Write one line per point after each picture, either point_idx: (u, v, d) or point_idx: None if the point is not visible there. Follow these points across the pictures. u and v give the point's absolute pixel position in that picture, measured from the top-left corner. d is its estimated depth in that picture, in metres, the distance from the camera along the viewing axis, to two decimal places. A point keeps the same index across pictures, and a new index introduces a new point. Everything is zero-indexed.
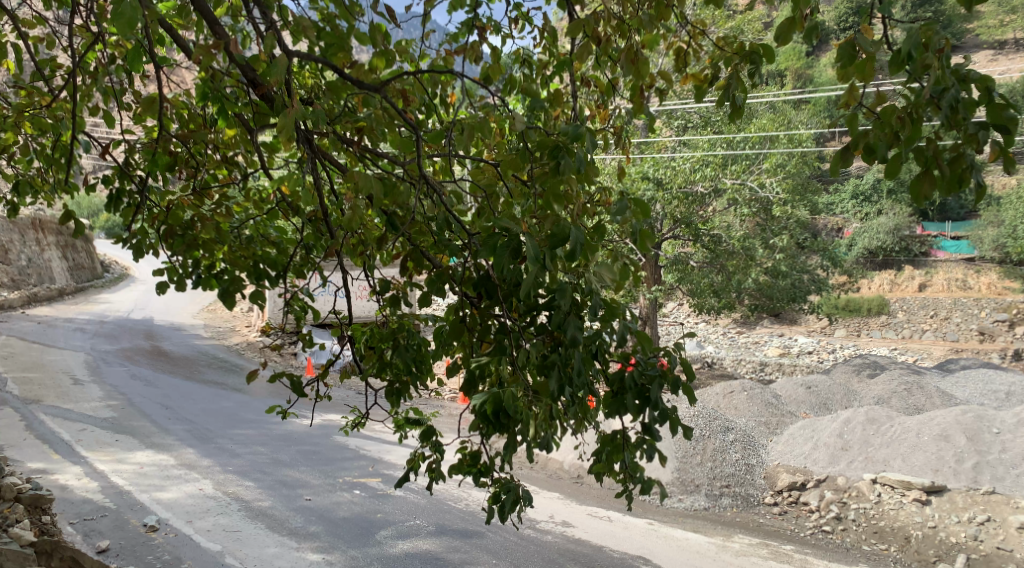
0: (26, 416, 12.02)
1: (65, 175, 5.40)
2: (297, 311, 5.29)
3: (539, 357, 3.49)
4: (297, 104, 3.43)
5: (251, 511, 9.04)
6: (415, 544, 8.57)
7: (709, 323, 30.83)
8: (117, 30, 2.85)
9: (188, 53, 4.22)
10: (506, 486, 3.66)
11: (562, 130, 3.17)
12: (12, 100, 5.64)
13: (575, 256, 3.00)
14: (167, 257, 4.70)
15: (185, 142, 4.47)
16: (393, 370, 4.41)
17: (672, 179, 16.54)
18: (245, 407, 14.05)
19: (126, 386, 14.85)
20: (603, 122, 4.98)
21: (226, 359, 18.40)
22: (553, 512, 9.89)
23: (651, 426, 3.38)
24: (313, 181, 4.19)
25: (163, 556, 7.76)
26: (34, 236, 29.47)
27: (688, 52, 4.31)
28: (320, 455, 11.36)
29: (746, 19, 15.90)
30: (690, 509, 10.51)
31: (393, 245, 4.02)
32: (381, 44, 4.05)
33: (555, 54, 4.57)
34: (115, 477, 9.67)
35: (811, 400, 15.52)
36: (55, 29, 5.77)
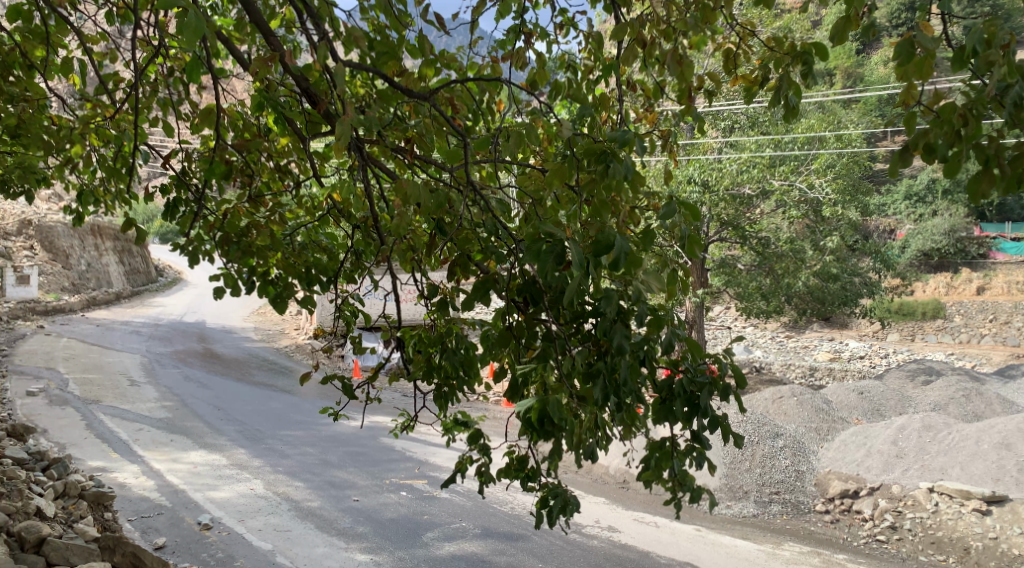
0: (86, 415, 12.39)
1: (126, 185, 5.54)
2: (348, 316, 5.31)
3: (585, 365, 3.50)
4: (349, 112, 3.50)
5: (301, 511, 9.19)
6: (461, 546, 8.64)
7: (757, 326, 30.47)
8: (183, 42, 2.95)
9: (243, 64, 4.33)
10: (554, 491, 3.68)
11: (609, 135, 3.18)
12: (77, 114, 5.82)
13: (619, 264, 3.03)
14: (223, 263, 4.77)
15: (241, 150, 4.58)
16: (441, 374, 4.38)
17: (718, 181, 16.34)
18: (294, 409, 14.32)
19: (180, 388, 15.23)
20: (652, 126, 4.91)
21: (276, 361, 18.73)
22: (599, 516, 9.86)
23: (700, 434, 3.36)
24: (365, 188, 4.24)
25: (217, 553, 7.93)
26: (93, 242, 30.43)
27: (737, 53, 4.24)
28: (367, 456, 11.52)
29: (794, 19, 15.69)
30: (738, 516, 10.37)
31: (442, 250, 4.05)
32: (429, 52, 4.10)
33: (601, 58, 4.53)
34: (170, 476, 9.91)
35: (864, 405, 15.20)
36: (118, 44, 5.93)
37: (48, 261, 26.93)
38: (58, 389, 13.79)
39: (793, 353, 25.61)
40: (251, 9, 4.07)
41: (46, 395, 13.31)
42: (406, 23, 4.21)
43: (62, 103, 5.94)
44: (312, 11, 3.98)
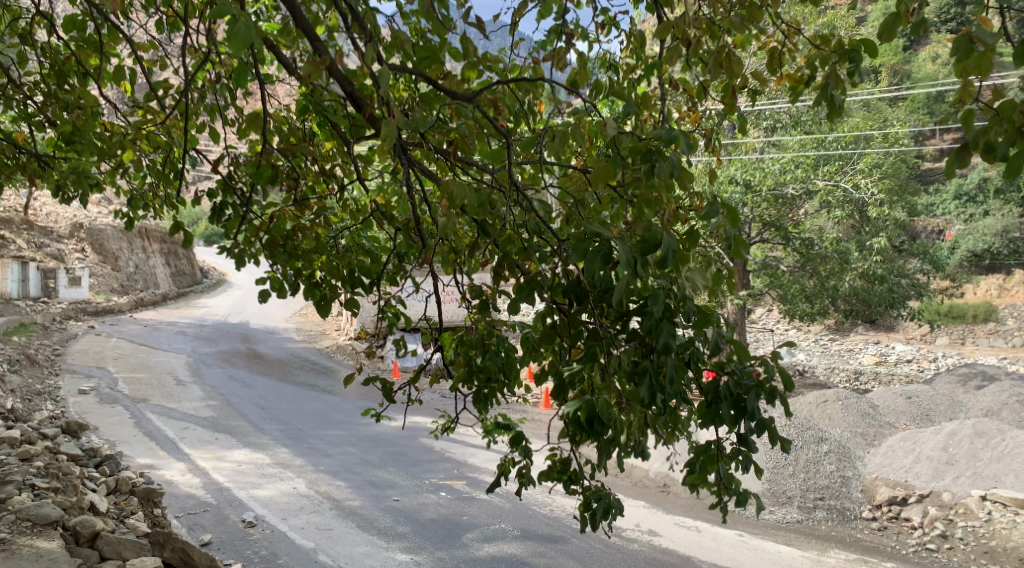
0: (135, 413, 12.67)
1: (174, 189, 5.61)
2: (390, 317, 5.33)
3: (631, 364, 3.49)
4: (393, 114, 3.53)
5: (342, 510, 9.28)
6: (501, 547, 8.65)
7: (800, 329, 30.07)
8: (233, 49, 3.03)
9: (290, 69, 4.41)
10: (597, 494, 3.67)
11: (655, 134, 3.18)
12: (129, 120, 5.93)
13: (666, 262, 3.06)
14: (268, 266, 4.81)
15: (287, 154, 4.65)
16: (482, 376, 4.39)
17: (761, 181, 16.14)
18: (335, 409, 14.48)
19: (224, 387, 15.50)
20: (694, 125, 4.81)
21: (318, 362, 18.97)
22: (639, 520, 9.80)
23: (747, 437, 3.33)
24: (409, 191, 4.27)
25: (260, 551, 8.04)
26: (141, 244, 31.22)
27: (783, 52, 4.13)
28: (407, 456, 11.60)
29: (839, 16, 15.46)
30: (782, 521, 10.22)
31: (485, 253, 4.04)
32: (471, 54, 4.13)
33: (642, 57, 4.48)
34: (216, 474, 10.10)
35: (912, 411, 14.89)
36: (167, 51, 6.03)
37: (99, 263, 27.66)
38: (108, 388, 14.12)
39: (837, 356, 25.24)
40: (297, 15, 4.15)
41: (97, 394, 13.63)
42: (448, 27, 4.24)
43: (113, 109, 6.06)
44: (357, 16, 4.04)
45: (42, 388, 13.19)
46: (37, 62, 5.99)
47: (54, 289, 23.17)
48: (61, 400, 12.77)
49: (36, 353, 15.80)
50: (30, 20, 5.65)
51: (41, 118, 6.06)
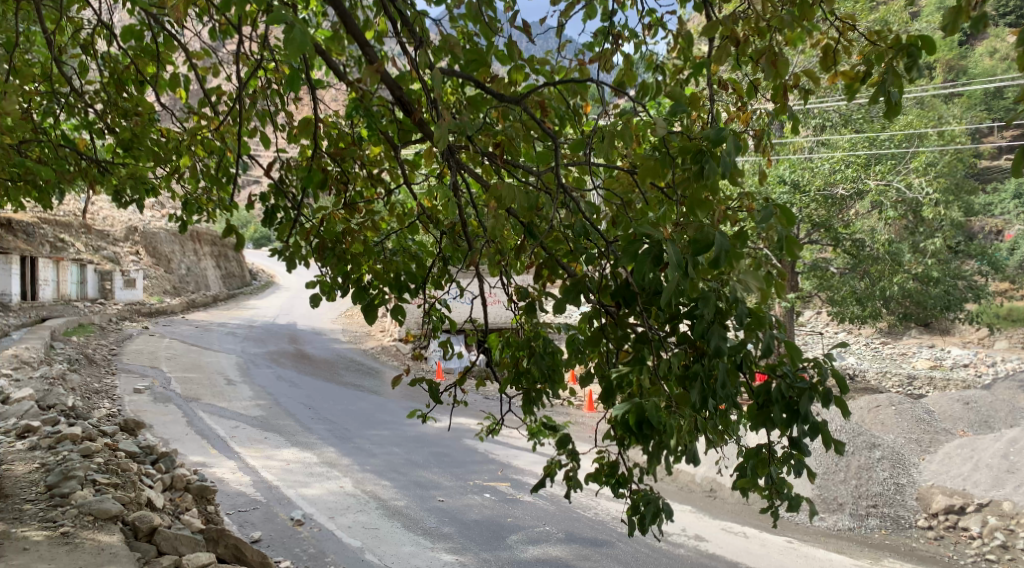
0: (187, 412, 12.95)
1: (227, 194, 5.69)
2: (435, 320, 5.34)
3: (680, 368, 3.47)
4: (444, 117, 3.57)
5: (388, 510, 9.37)
6: (546, 550, 8.65)
7: (851, 331, 29.48)
8: (287, 55, 3.10)
9: (339, 75, 4.50)
10: (647, 498, 3.65)
11: (705, 133, 3.17)
12: (184, 127, 6.05)
13: (718, 262, 3.04)
14: (318, 269, 4.86)
15: (337, 157, 4.72)
16: (528, 379, 4.39)
17: (810, 181, 15.87)
18: (381, 409, 14.62)
19: (273, 387, 15.78)
20: (743, 125, 4.71)
21: (363, 362, 19.19)
22: (686, 525, 9.71)
23: (800, 441, 3.28)
24: (455, 193, 4.30)
25: (308, 549, 8.17)
26: (191, 247, 32.00)
27: (837, 48, 4.01)
28: (451, 457, 11.66)
29: (891, 11, 15.17)
30: (833, 529, 10.03)
31: (531, 255, 4.02)
32: (518, 57, 4.14)
33: (690, 57, 4.41)
34: (265, 472, 10.27)
35: (970, 417, 14.50)
36: (220, 59, 6.13)
37: (152, 266, 28.41)
38: (162, 387, 14.49)
39: (890, 361, 24.67)
40: (348, 20, 4.22)
41: (152, 393, 13.98)
42: (495, 29, 4.27)
43: (170, 115, 6.18)
44: (405, 20, 4.08)
45: (100, 387, 13.58)
46: (98, 71, 6.16)
47: (110, 291, 23.86)
48: (117, 399, 13.11)
49: (94, 353, 16.27)
50: (91, 31, 5.82)
51: (101, 125, 6.23)
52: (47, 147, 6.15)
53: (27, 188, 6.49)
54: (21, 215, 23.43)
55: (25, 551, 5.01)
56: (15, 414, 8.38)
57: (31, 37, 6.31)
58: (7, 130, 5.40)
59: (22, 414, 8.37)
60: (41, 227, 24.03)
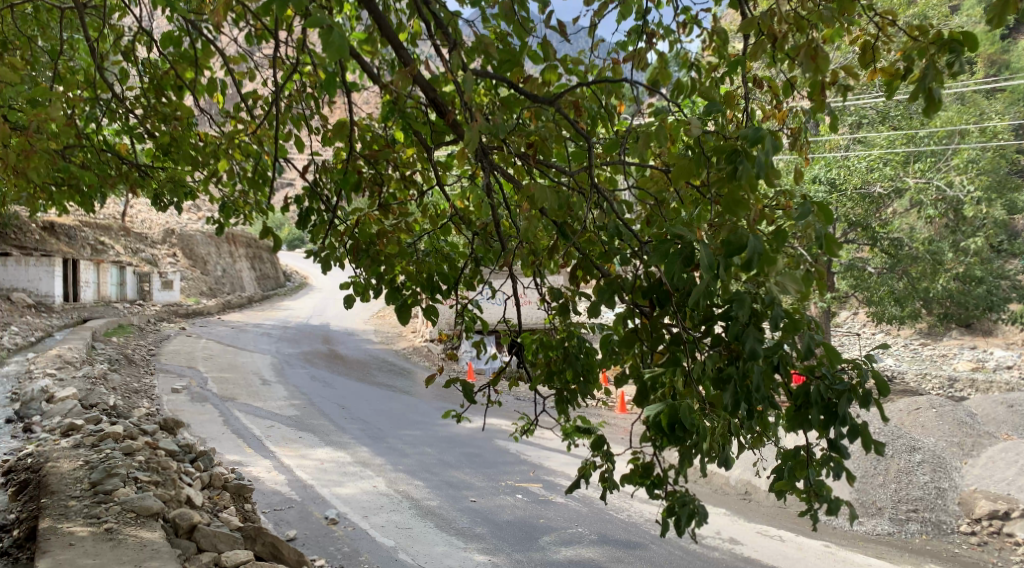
0: (224, 412, 13.12)
1: (263, 197, 5.74)
2: (468, 321, 5.32)
3: (715, 370, 3.43)
4: (477, 117, 3.57)
5: (420, 510, 9.42)
6: (579, 551, 8.64)
7: (889, 332, 29.02)
8: (327, 58, 3.13)
9: (374, 77, 4.53)
10: (681, 500, 3.63)
11: (741, 133, 3.13)
12: (222, 130, 6.11)
13: (751, 265, 3.01)
14: (352, 270, 4.88)
15: (371, 159, 4.74)
16: (561, 379, 4.38)
17: (846, 179, 15.59)
18: (414, 409, 14.71)
19: (307, 387, 15.93)
20: (780, 123, 4.62)
21: (396, 363, 19.31)
22: (720, 528, 9.62)
23: (838, 444, 3.23)
24: (489, 194, 4.29)
25: (343, 547, 8.24)
26: (227, 248, 32.50)
27: (876, 45, 3.92)
28: (483, 458, 11.69)
29: (931, 5, 14.96)
30: (872, 533, 9.88)
31: (564, 255, 3.99)
32: (552, 57, 4.11)
33: (725, 56, 4.35)
34: (300, 472, 10.39)
35: (1014, 420, 14.21)
36: (256, 63, 6.19)
37: (188, 267, 28.90)
38: (199, 387, 14.72)
39: (930, 362, 24.24)
40: (382, 23, 4.25)
41: (189, 392, 14.22)
42: (529, 30, 4.25)
43: (208, 119, 6.25)
44: (439, 22, 4.09)
45: (139, 386, 13.84)
46: (138, 77, 6.26)
47: (149, 292, 24.32)
48: (155, 399, 13.34)
49: (133, 353, 16.59)
50: (132, 38, 5.92)
51: (141, 130, 6.33)
52: (90, 152, 6.28)
53: (71, 191, 6.63)
54: (62, 219, 23.97)
55: (71, 546, 5.11)
56: (60, 413, 8.58)
57: (74, 45, 6.46)
58: (52, 136, 5.52)
59: (66, 413, 8.56)
60: (82, 231, 24.58)
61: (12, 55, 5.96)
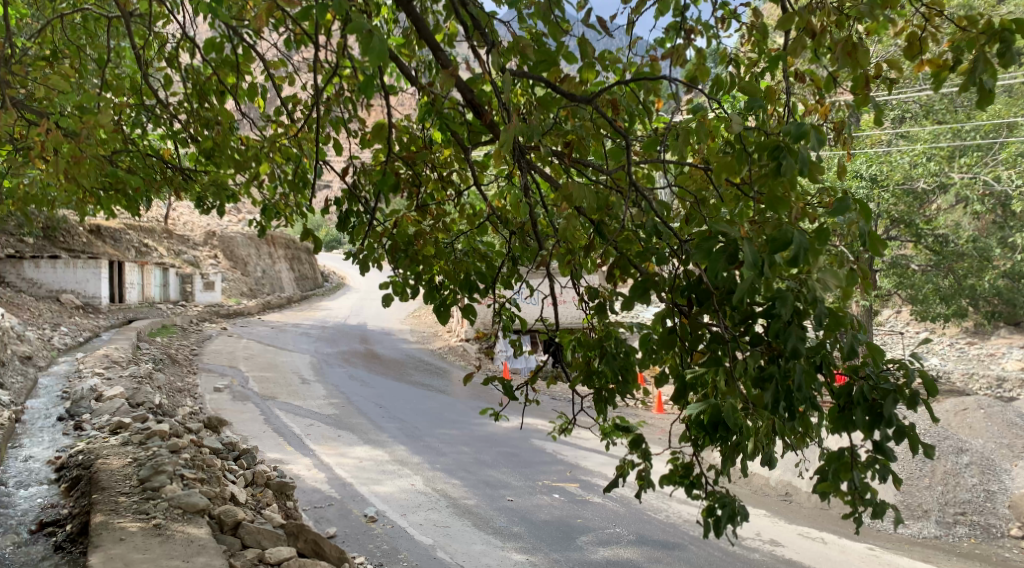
0: (264, 410, 13.32)
1: (304, 199, 5.80)
2: (505, 319, 5.27)
3: (757, 368, 3.39)
4: (515, 118, 3.59)
5: (458, 509, 9.45)
6: (616, 551, 8.62)
7: (934, 331, 28.44)
8: (367, 63, 3.17)
9: (411, 80, 4.56)
10: (722, 501, 3.59)
11: (783, 129, 3.10)
12: (263, 134, 6.17)
13: (796, 261, 2.98)
14: (390, 271, 4.92)
15: (409, 161, 4.78)
16: (600, 379, 4.35)
17: (889, 175, 15.08)
18: (450, 408, 14.80)
19: (346, 386, 16.09)
20: (822, 118, 4.54)
21: (432, 362, 19.45)
22: (761, 529, 9.52)
23: (883, 445, 3.18)
24: (526, 194, 4.30)
25: (382, 545, 8.30)
26: (267, 250, 33.03)
27: (923, 37, 3.83)
28: (520, 457, 11.71)
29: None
30: (918, 536, 9.72)
31: (602, 254, 3.96)
32: (589, 55, 4.09)
33: (765, 50, 4.28)
34: (339, 470, 10.50)
35: None
36: (295, 68, 6.26)
37: (229, 269, 29.42)
38: (240, 386, 14.94)
39: (977, 362, 23.73)
40: (420, 24, 4.30)
41: (230, 391, 14.45)
42: (566, 29, 4.24)
43: (249, 123, 6.34)
44: (476, 23, 4.11)
45: (182, 385, 14.10)
46: (182, 83, 6.37)
47: (191, 294, 24.78)
48: (199, 398, 13.60)
49: (177, 353, 16.91)
50: (177, 45, 6.02)
51: (186, 135, 6.46)
52: (137, 157, 6.42)
53: (118, 195, 6.79)
54: (108, 222, 24.56)
55: (121, 541, 5.23)
56: (109, 411, 8.82)
57: (121, 53, 6.60)
58: (100, 142, 5.66)
59: (115, 410, 8.78)
60: (127, 233, 25.13)
61: (62, 63, 6.12)
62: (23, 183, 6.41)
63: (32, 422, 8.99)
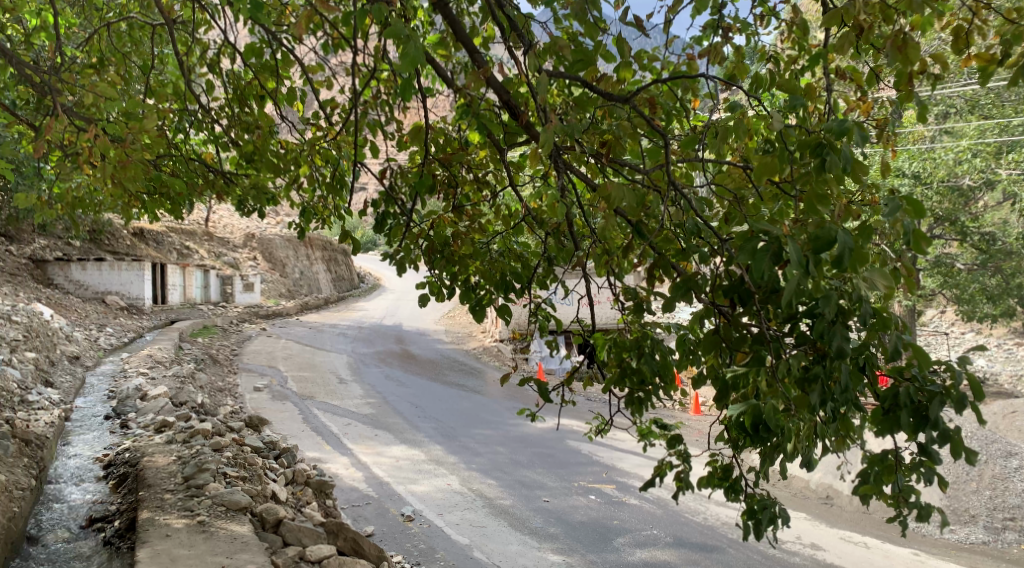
0: (302, 410, 13.47)
1: (341, 201, 5.85)
2: (540, 320, 5.25)
3: (800, 369, 3.35)
4: (552, 119, 3.58)
5: (495, 509, 9.48)
6: (654, 554, 8.57)
7: (980, 331, 27.87)
8: (403, 69, 3.20)
9: (448, 81, 4.58)
10: (762, 503, 3.56)
11: (827, 126, 3.06)
12: (302, 138, 6.23)
13: (841, 261, 2.94)
14: (426, 271, 4.95)
15: (445, 162, 4.78)
16: (634, 380, 4.30)
17: (933, 173, 15.14)
18: (486, 409, 14.84)
19: (382, 386, 16.23)
20: (865, 114, 4.44)
21: (468, 363, 19.53)
22: (801, 533, 9.40)
23: (929, 447, 3.12)
24: (563, 194, 4.27)
25: (419, 544, 8.35)
26: (304, 252, 33.44)
27: (971, 29, 3.71)
28: (556, 458, 11.70)
29: None
30: (965, 542, 9.52)
31: (640, 254, 3.94)
32: (626, 55, 4.07)
33: (805, 47, 4.21)
34: (376, 469, 10.59)
35: None
36: (333, 72, 6.32)
37: (268, 270, 29.83)
38: (279, 386, 15.12)
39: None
40: (456, 27, 4.32)
41: (270, 391, 14.63)
42: (603, 28, 4.23)
43: (289, 127, 6.41)
44: (512, 25, 4.12)
45: (223, 385, 14.32)
46: (223, 88, 6.47)
47: (231, 295, 25.18)
48: (238, 397, 13.82)
49: (217, 353, 17.19)
50: (217, 51, 6.11)
51: (228, 140, 6.57)
52: (180, 162, 6.56)
53: (162, 200, 6.92)
54: (151, 225, 25.09)
55: (167, 537, 5.34)
56: (153, 410, 8.99)
57: (164, 60, 6.73)
58: (145, 146, 5.78)
59: (159, 410, 8.96)
60: (169, 236, 25.63)
61: (107, 70, 6.26)
62: (70, 188, 6.56)
63: (80, 420, 9.21)
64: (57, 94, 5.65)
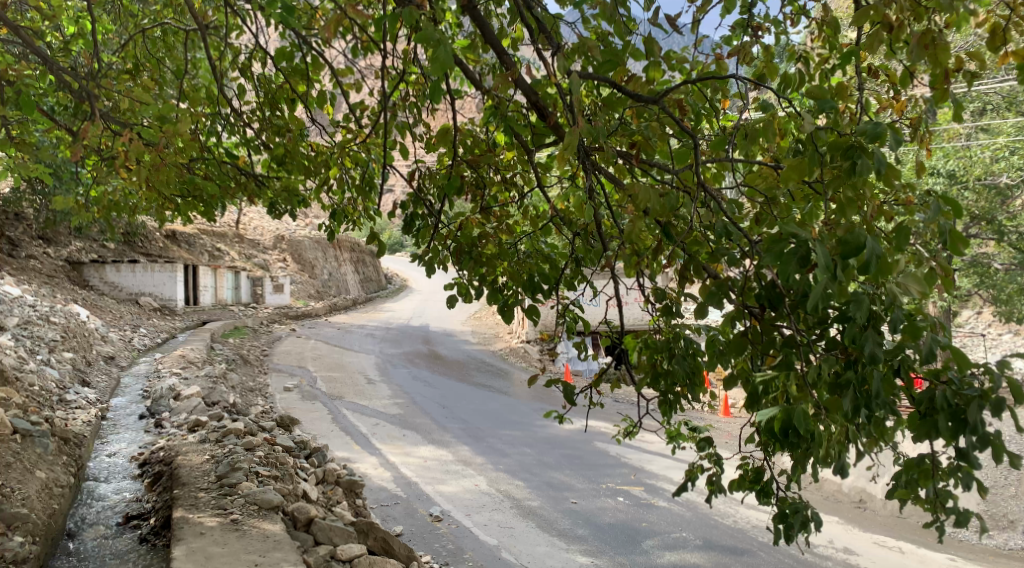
0: (331, 410, 13.59)
1: (369, 203, 5.88)
2: (569, 321, 5.23)
3: (832, 374, 3.32)
4: (580, 120, 3.57)
5: (523, 510, 9.49)
6: (682, 556, 8.53)
7: (1017, 333, 27.40)
8: (432, 72, 3.21)
9: (476, 83, 4.58)
10: (794, 506, 3.53)
11: (858, 128, 3.03)
12: (332, 141, 6.27)
13: (870, 266, 2.91)
14: (454, 273, 4.96)
15: (473, 164, 4.79)
16: (666, 382, 4.25)
17: (968, 171, 14.96)
18: (513, 409, 14.86)
19: (410, 386, 16.32)
20: (898, 114, 4.37)
21: (495, 364, 19.56)
22: (833, 537, 9.30)
23: (967, 452, 3.07)
24: (591, 196, 4.26)
25: (447, 545, 8.38)
26: (333, 253, 33.73)
27: (1007, 26, 3.64)
28: (584, 459, 11.69)
29: None
30: (1003, 547, 9.35)
31: (669, 255, 3.91)
32: (654, 55, 4.04)
33: (836, 45, 4.16)
34: (404, 469, 10.65)
35: None
36: (362, 74, 6.36)
37: (298, 272, 30.13)
38: (308, 386, 15.26)
39: None
40: (485, 29, 4.33)
41: (299, 391, 14.77)
42: (631, 29, 4.21)
43: (318, 130, 6.47)
44: (540, 26, 4.12)
45: (254, 385, 14.49)
46: (254, 92, 6.53)
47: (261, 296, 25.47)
48: (268, 397, 13.98)
49: (248, 353, 17.39)
50: (248, 55, 6.18)
51: (259, 143, 6.63)
52: (212, 165, 6.65)
53: (195, 202, 7.01)
54: (184, 228, 25.47)
55: (201, 535, 5.42)
56: (186, 410, 9.12)
57: (196, 64, 6.83)
58: (178, 150, 5.87)
59: (192, 409, 9.09)
60: (201, 238, 25.98)
61: (142, 76, 6.37)
62: (105, 192, 6.69)
63: (115, 419, 9.37)
64: (94, 99, 5.77)
